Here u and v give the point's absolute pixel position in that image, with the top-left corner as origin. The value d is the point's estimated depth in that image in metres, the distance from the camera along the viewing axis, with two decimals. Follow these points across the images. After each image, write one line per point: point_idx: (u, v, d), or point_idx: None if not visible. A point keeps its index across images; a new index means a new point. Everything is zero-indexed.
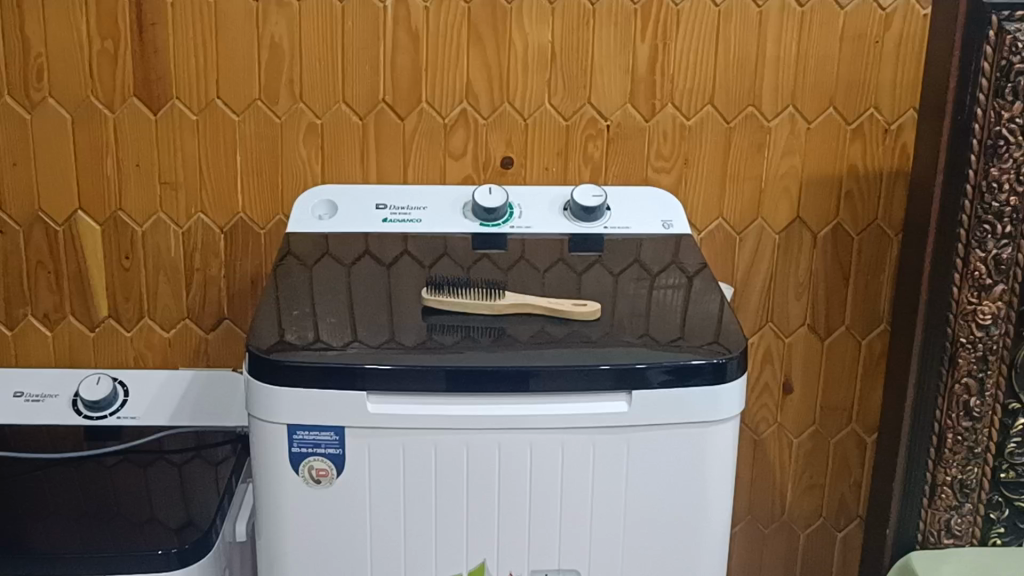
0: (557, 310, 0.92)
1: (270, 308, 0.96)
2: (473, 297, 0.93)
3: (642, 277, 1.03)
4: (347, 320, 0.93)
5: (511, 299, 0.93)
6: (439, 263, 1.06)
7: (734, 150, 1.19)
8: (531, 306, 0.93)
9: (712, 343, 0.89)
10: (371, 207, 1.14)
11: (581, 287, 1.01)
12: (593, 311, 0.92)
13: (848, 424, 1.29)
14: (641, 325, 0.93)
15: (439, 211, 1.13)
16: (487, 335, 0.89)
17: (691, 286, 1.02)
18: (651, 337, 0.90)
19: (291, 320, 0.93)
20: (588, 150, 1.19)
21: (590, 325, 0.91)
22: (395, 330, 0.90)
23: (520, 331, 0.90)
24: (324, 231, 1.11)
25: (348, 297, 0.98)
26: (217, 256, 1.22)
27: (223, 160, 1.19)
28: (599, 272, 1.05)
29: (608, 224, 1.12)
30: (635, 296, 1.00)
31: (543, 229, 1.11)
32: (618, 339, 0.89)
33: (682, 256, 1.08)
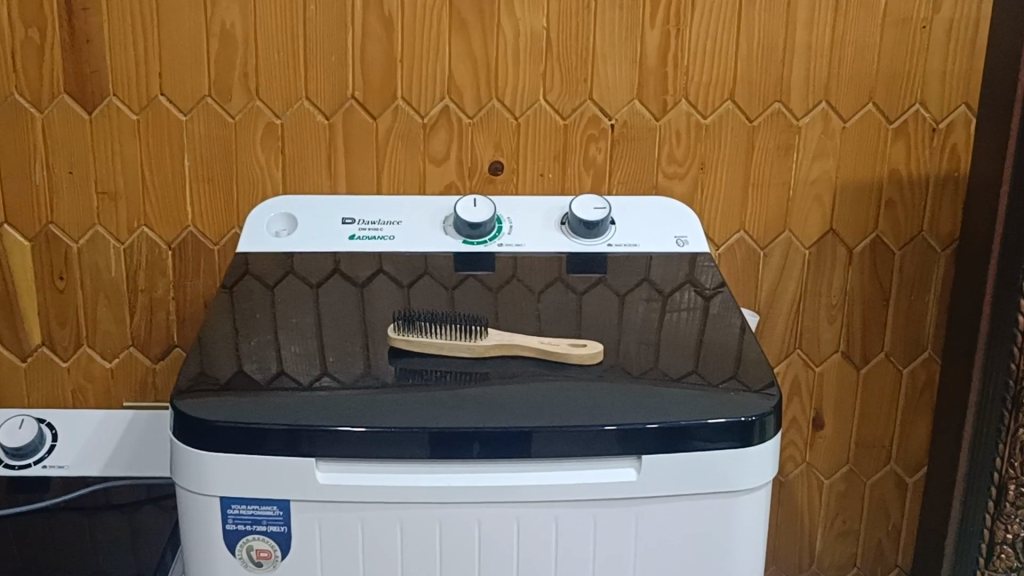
0: (552, 353, 0.76)
1: (209, 345, 0.80)
2: (449, 336, 0.77)
3: (653, 299, 0.88)
4: (299, 360, 0.77)
5: (496, 339, 0.77)
6: (419, 284, 0.90)
7: (758, 154, 1.04)
8: (520, 346, 0.77)
9: (740, 390, 0.73)
10: (337, 222, 0.98)
11: (581, 313, 0.86)
12: (595, 354, 0.76)
13: (887, 463, 1.13)
14: (652, 364, 0.77)
15: (415, 227, 0.97)
16: (465, 383, 0.73)
17: (711, 309, 0.86)
18: (666, 382, 0.74)
19: (233, 360, 0.78)
20: (589, 153, 1.03)
21: (591, 370, 0.75)
22: (355, 375, 0.75)
23: (505, 378, 0.74)
24: (282, 248, 0.96)
25: (306, 329, 0.83)
26: (164, 276, 1.06)
27: (168, 167, 1.03)
28: (605, 295, 0.89)
29: (613, 240, 0.96)
30: (645, 323, 0.84)
31: (537, 247, 0.95)
32: (625, 385, 0.73)
33: (699, 274, 0.92)
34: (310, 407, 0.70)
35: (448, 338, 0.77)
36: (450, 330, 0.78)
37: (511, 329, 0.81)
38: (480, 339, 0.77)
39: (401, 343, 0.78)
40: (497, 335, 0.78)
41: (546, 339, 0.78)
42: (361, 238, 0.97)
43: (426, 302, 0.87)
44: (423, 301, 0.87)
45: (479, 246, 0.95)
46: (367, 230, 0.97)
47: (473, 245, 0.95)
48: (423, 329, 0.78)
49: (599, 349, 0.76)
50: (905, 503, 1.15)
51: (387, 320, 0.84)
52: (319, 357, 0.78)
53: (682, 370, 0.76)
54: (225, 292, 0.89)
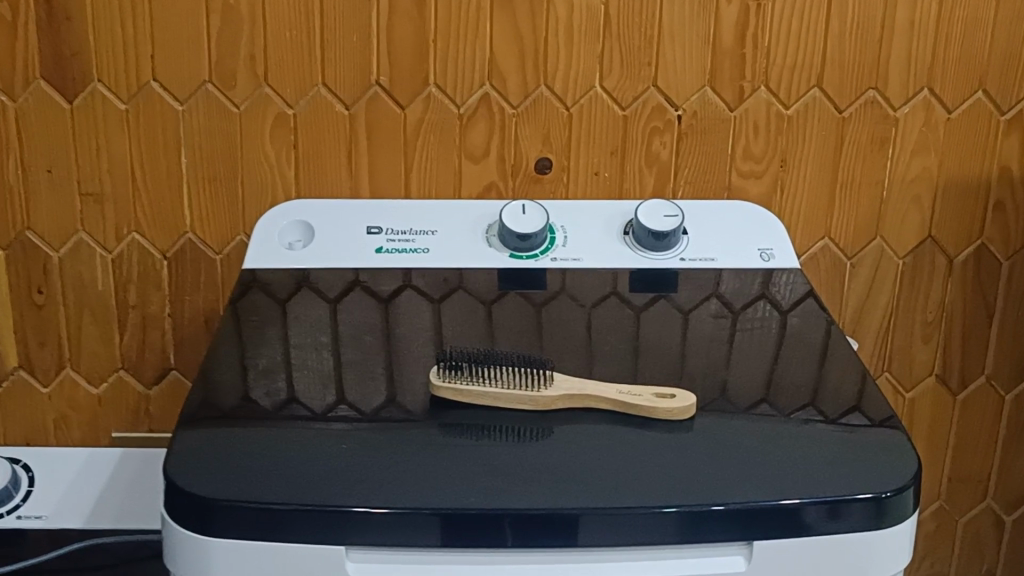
0: (634, 406, 0.62)
1: (210, 389, 0.66)
2: (507, 385, 0.63)
3: (722, 323, 0.74)
4: (321, 411, 0.63)
5: (564, 388, 0.63)
6: (452, 299, 0.77)
7: (848, 150, 0.89)
8: (595, 397, 0.63)
9: (864, 455, 0.59)
10: (361, 232, 0.83)
11: (647, 342, 0.72)
12: (687, 407, 0.62)
13: (984, 499, 1.00)
14: (749, 415, 0.63)
15: (452, 238, 0.83)
16: (528, 446, 0.59)
17: (791, 335, 0.73)
18: (773, 441, 0.60)
19: (239, 410, 0.63)
20: (652, 148, 0.89)
21: (683, 427, 0.61)
22: (391, 433, 0.60)
23: (577, 438, 0.60)
24: (292, 261, 0.81)
25: (322, 364, 0.69)
26: (158, 289, 0.92)
27: (163, 164, 0.89)
28: (665, 317, 0.75)
29: (684, 254, 0.81)
30: (731, 357, 0.70)
31: (596, 262, 0.81)
32: (726, 449, 0.59)
33: (775, 288, 0.79)
34: (336, 482, 0.56)
35: (505, 387, 0.63)
36: (509, 378, 0.63)
37: (577, 371, 0.67)
38: (545, 387, 0.63)
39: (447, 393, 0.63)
40: (565, 382, 0.63)
41: (625, 387, 0.64)
42: (388, 250, 0.82)
43: (465, 330, 0.73)
44: (466, 330, 0.73)
45: (529, 260, 0.81)
46: (395, 241, 0.83)
47: (522, 259, 0.81)
48: (475, 377, 0.64)
49: (691, 401, 0.62)
50: (1003, 543, 1.01)
51: (426, 356, 0.70)
52: (346, 407, 0.64)
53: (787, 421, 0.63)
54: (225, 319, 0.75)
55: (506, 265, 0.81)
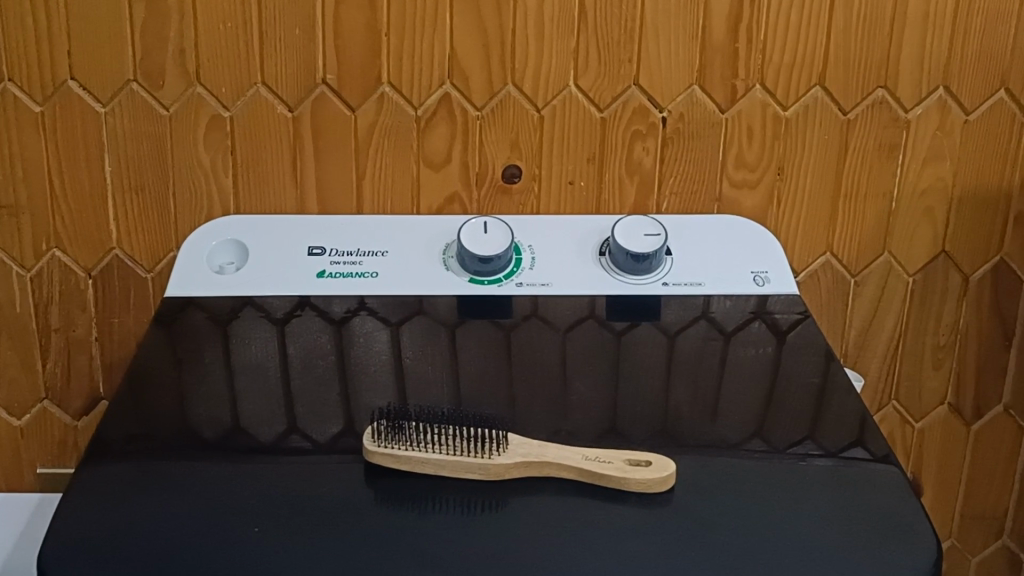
0: (604, 476, 0.52)
1: (110, 450, 0.57)
2: (454, 452, 0.53)
3: (712, 365, 0.64)
4: (235, 479, 0.54)
5: (521, 454, 0.53)
6: (409, 324, 0.69)
7: (852, 156, 0.79)
8: (558, 465, 0.53)
9: (872, 526, 0.50)
10: (302, 253, 0.74)
11: (622, 388, 0.62)
12: (665, 477, 0.52)
13: (999, 538, 0.90)
14: (736, 477, 0.54)
15: (405, 259, 0.74)
16: (474, 523, 0.50)
17: (787, 372, 0.64)
18: (763, 510, 0.51)
19: (139, 478, 0.54)
20: (633, 154, 0.79)
21: (659, 499, 0.52)
22: (313, 509, 0.51)
23: (533, 514, 0.50)
24: (224, 288, 0.72)
25: (250, 421, 0.60)
26: (83, 311, 0.83)
27: (84, 172, 0.79)
28: (647, 341, 0.67)
29: (668, 279, 0.72)
30: (717, 406, 0.61)
31: (568, 288, 0.72)
32: (712, 527, 0.49)
33: (772, 309, 0.70)
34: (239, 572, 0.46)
35: (452, 453, 0.53)
36: (458, 444, 0.54)
37: (538, 431, 0.57)
38: (499, 454, 0.53)
39: (386, 460, 0.54)
40: (523, 448, 0.54)
41: (595, 452, 0.54)
42: (332, 275, 0.73)
43: (417, 376, 0.63)
44: (415, 374, 0.64)
45: (490, 286, 0.71)
46: (340, 263, 0.74)
47: (483, 285, 0.72)
48: (419, 442, 0.54)
49: (670, 470, 0.53)
50: None
51: (366, 406, 0.61)
52: (265, 472, 0.54)
53: (783, 460, 0.56)
54: (140, 358, 0.66)
55: (464, 292, 0.71)
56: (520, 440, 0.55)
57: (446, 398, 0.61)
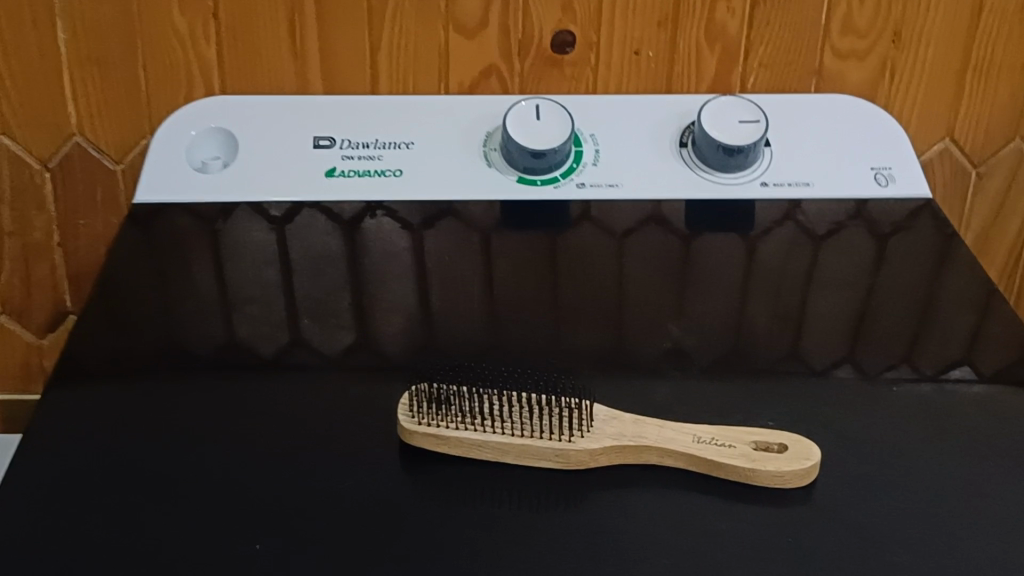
0: (723, 468, 0.40)
1: (68, 434, 0.43)
2: (523, 433, 0.40)
3: (792, 282, 0.54)
4: (233, 474, 0.41)
5: (611, 436, 0.40)
6: (439, 226, 0.58)
7: (988, 20, 0.63)
8: (661, 452, 0.40)
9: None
10: (307, 145, 0.60)
11: (703, 328, 0.51)
12: (805, 470, 0.39)
13: None
14: (889, 460, 0.41)
15: (434, 154, 0.60)
16: (563, 541, 0.37)
17: (882, 299, 0.53)
18: (939, 516, 0.38)
19: (107, 477, 0.41)
20: (715, 18, 0.64)
21: (799, 502, 0.39)
22: (340, 520, 0.38)
23: (637, 523, 0.38)
24: (203, 195, 0.59)
25: (251, 344, 0.50)
26: (42, 210, 0.69)
27: (31, 35, 0.63)
28: (721, 250, 0.57)
29: (767, 179, 0.60)
30: (800, 342, 0.50)
31: (637, 192, 0.60)
32: (854, 492, 0.39)
33: (868, 210, 0.59)
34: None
35: (520, 435, 0.40)
36: (527, 421, 0.40)
37: (594, 369, 0.48)
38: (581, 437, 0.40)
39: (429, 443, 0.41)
40: (612, 426, 0.41)
41: (705, 432, 0.41)
42: (344, 173, 0.59)
43: (440, 304, 0.53)
44: (451, 306, 0.52)
45: (545, 187, 0.59)
46: (354, 159, 0.60)
47: (536, 186, 0.59)
48: (474, 417, 0.41)
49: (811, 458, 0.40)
50: None
51: (393, 334, 0.50)
52: (272, 462, 0.41)
53: (890, 392, 0.46)
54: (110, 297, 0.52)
55: (513, 195, 0.59)
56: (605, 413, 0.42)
57: (485, 335, 0.50)
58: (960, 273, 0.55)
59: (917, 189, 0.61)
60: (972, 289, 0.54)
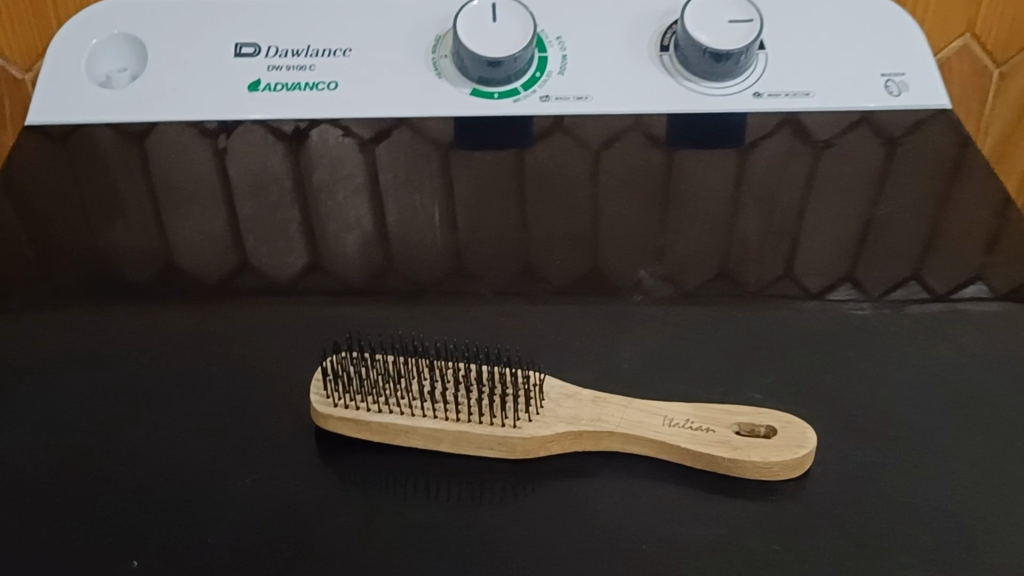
0: (699, 457, 0.34)
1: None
2: (460, 417, 0.35)
3: (783, 206, 0.53)
4: (132, 467, 0.36)
5: (565, 420, 0.35)
6: (394, 138, 0.57)
7: None
8: (626, 439, 0.34)
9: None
10: (236, 58, 0.59)
11: (677, 267, 0.49)
12: (797, 460, 0.33)
13: None
14: (884, 440, 0.36)
15: (374, 64, 0.58)
16: (503, 557, 0.31)
17: (876, 232, 0.51)
18: (941, 519, 0.33)
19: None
20: None
21: (784, 497, 0.33)
22: (244, 530, 0.33)
23: (592, 529, 0.32)
24: (127, 115, 0.58)
25: (199, 270, 0.50)
26: None
27: None
28: (703, 173, 0.54)
29: (760, 89, 0.57)
30: (791, 270, 0.49)
31: (610, 104, 0.57)
32: (826, 487, 0.34)
33: (859, 123, 0.56)
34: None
35: (457, 420, 0.34)
36: (464, 401, 0.35)
37: (578, 297, 0.46)
38: (530, 421, 0.35)
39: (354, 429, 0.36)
40: (568, 406, 0.35)
41: (679, 410, 0.35)
42: (270, 87, 0.58)
43: (405, 232, 0.52)
44: (415, 248, 0.51)
45: (502, 101, 0.57)
46: (281, 70, 0.58)
47: (493, 99, 0.57)
48: (405, 397, 0.35)
49: (802, 446, 0.34)
50: None
51: (355, 263, 0.50)
52: (175, 444, 0.36)
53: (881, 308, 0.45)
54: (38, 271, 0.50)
55: (468, 111, 0.57)
56: (563, 389, 0.36)
57: (456, 275, 0.49)
58: (959, 206, 0.52)
59: (927, 98, 0.58)
60: (978, 216, 0.52)
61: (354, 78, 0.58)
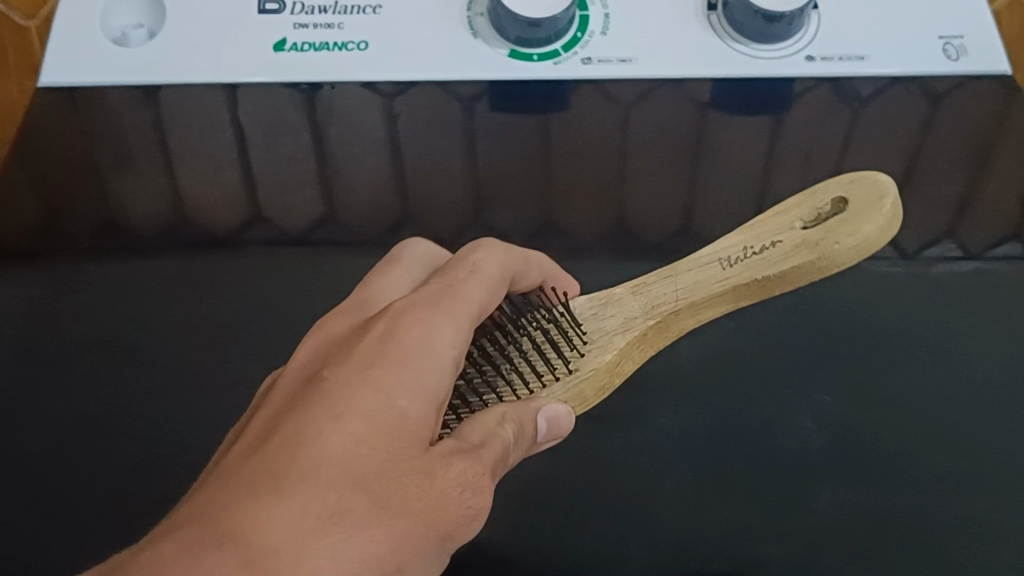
0: (782, 283, 0.46)
1: (53, 464, 0.43)
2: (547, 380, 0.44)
3: (821, 163, 0.53)
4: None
5: (622, 328, 0.46)
6: (417, 95, 0.55)
7: None
8: (687, 306, 0.46)
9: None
10: (258, 14, 0.55)
11: (722, 214, 0.51)
12: (877, 202, 0.45)
13: None
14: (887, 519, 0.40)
15: (406, 22, 0.55)
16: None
17: (912, 201, 0.52)
18: (981, 528, 0.40)
19: (122, 472, 0.43)
20: None
21: (806, 495, 0.41)
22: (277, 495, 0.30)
23: (638, 487, 0.41)
24: (131, 78, 0.55)
25: (241, 212, 0.52)
26: None
27: None
28: (742, 139, 0.53)
29: (812, 52, 0.54)
30: None
31: (654, 65, 0.54)
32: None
33: (905, 89, 0.55)
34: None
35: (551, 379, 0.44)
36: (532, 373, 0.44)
37: (616, 255, 0.50)
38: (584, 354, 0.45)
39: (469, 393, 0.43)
40: (611, 320, 0.46)
41: (734, 246, 0.47)
42: (297, 47, 0.55)
43: (438, 204, 0.52)
44: (450, 207, 0.52)
45: (542, 63, 0.54)
46: (307, 28, 0.55)
47: (533, 61, 0.54)
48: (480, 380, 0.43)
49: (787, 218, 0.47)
50: None
51: (388, 218, 0.52)
52: None
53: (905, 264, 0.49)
54: (66, 279, 0.50)
55: (507, 73, 0.54)
56: (587, 301, 0.47)
57: (483, 225, 0.51)
58: (1000, 177, 0.53)
59: (986, 63, 0.55)
60: (1015, 191, 0.53)
61: (385, 38, 0.55)
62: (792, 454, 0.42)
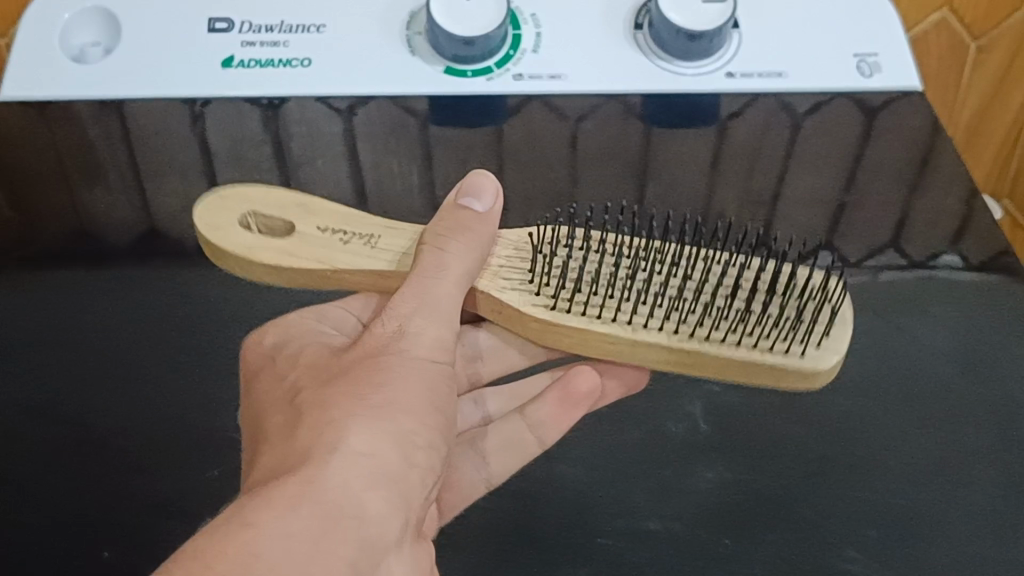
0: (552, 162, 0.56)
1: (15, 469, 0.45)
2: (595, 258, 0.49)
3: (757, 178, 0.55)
4: (193, 463, 0.45)
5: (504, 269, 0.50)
6: (367, 114, 0.56)
7: None
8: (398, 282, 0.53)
9: (993, 524, 0.43)
10: (209, 33, 0.58)
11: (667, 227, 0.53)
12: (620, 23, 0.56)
13: None
14: (791, 519, 0.43)
15: (350, 39, 0.58)
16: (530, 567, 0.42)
17: (851, 211, 0.54)
18: (886, 529, 0.43)
19: (80, 475, 0.45)
20: None
21: (704, 491, 0.44)
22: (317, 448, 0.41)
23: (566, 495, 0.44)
24: (96, 92, 0.57)
25: None
26: None
27: None
28: (684, 155, 0.55)
29: (732, 69, 0.57)
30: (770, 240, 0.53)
31: (584, 78, 0.57)
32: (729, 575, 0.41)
33: (827, 105, 0.57)
34: (306, 522, 0.36)
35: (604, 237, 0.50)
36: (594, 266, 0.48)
37: None
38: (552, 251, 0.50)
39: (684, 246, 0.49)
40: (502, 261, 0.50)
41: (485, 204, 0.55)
42: (244, 63, 0.57)
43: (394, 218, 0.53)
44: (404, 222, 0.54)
45: (476, 79, 0.56)
46: (254, 46, 0.58)
47: (466, 77, 0.56)
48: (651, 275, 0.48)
49: (243, 207, 0.52)
50: None
51: None
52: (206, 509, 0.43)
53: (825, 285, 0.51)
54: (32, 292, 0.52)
55: (444, 88, 0.56)
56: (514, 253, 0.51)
57: None
58: (928, 188, 0.56)
59: (897, 80, 0.58)
60: (946, 202, 0.55)
61: (329, 54, 0.58)
62: (703, 472, 0.44)
